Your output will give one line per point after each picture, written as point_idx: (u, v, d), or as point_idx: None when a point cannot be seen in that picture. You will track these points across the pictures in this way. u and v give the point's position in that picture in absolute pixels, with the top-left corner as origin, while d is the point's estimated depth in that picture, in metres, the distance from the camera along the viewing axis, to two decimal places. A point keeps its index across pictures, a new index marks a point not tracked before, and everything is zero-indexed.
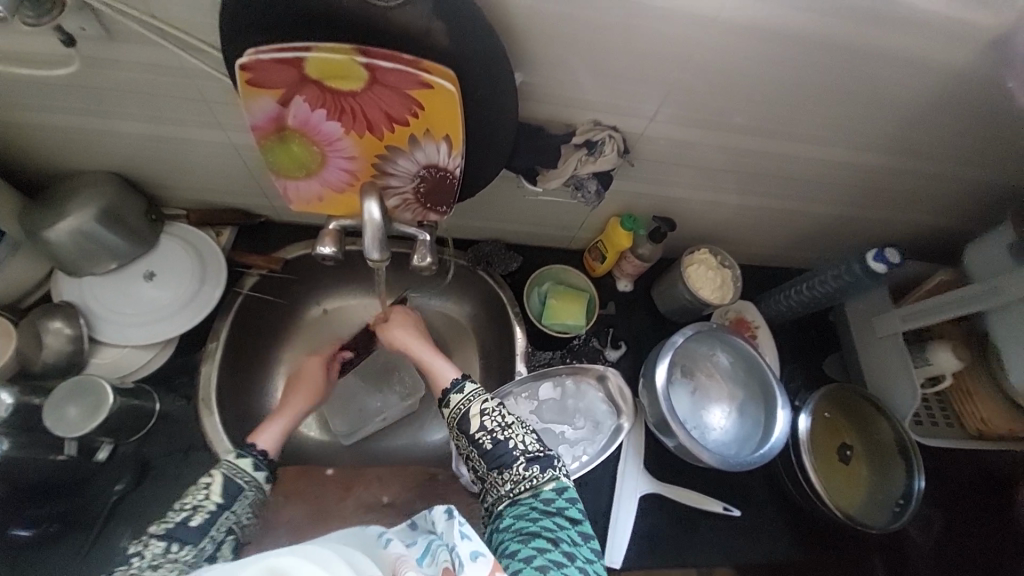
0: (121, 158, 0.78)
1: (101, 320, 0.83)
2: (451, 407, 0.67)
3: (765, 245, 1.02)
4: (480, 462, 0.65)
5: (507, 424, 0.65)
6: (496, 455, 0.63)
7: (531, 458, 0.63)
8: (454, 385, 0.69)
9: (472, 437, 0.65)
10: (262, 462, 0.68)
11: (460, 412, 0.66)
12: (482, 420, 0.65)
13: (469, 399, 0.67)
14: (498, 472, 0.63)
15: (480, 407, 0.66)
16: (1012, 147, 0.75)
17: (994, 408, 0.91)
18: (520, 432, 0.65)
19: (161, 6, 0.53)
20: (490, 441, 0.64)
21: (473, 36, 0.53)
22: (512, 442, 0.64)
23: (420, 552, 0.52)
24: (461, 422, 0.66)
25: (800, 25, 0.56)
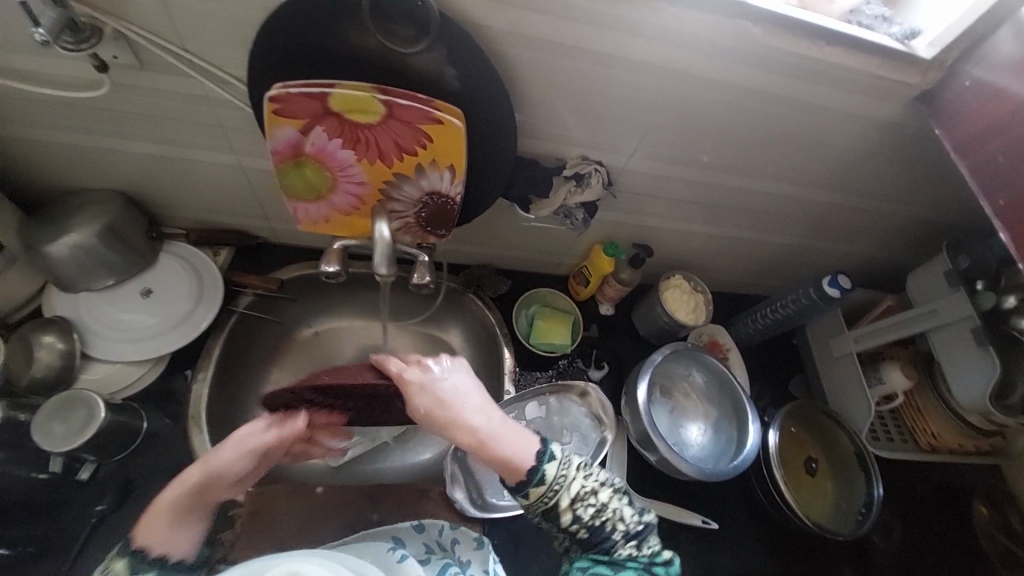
0: (126, 179, 0.81)
1: (94, 335, 0.83)
2: (535, 500, 0.58)
3: (733, 272, 1.11)
4: (574, 545, 0.60)
5: (602, 504, 0.59)
6: (594, 540, 0.59)
7: (628, 536, 0.59)
8: (534, 477, 0.58)
9: (563, 526, 0.58)
10: (142, 564, 0.51)
11: (549, 504, 0.58)
12: (576, 512, 0.58)
13: (560, 486, 0.58)
14: (593, 552, 0.59)
15: (572, 496, 0.58)
16: (940, 189, 0.87)
17: (941, 422, 1.00)
18: (617, 508, 0.59)
19: (194, 42, 0.59)
20: (586, 529, 0.58)
21: (480, 79, 0.60)
22: (611, 525, 0.59)
23: (437, 569, 0.68)
24: (552, 513, 0.58)
25: (757, 81, 0.66)
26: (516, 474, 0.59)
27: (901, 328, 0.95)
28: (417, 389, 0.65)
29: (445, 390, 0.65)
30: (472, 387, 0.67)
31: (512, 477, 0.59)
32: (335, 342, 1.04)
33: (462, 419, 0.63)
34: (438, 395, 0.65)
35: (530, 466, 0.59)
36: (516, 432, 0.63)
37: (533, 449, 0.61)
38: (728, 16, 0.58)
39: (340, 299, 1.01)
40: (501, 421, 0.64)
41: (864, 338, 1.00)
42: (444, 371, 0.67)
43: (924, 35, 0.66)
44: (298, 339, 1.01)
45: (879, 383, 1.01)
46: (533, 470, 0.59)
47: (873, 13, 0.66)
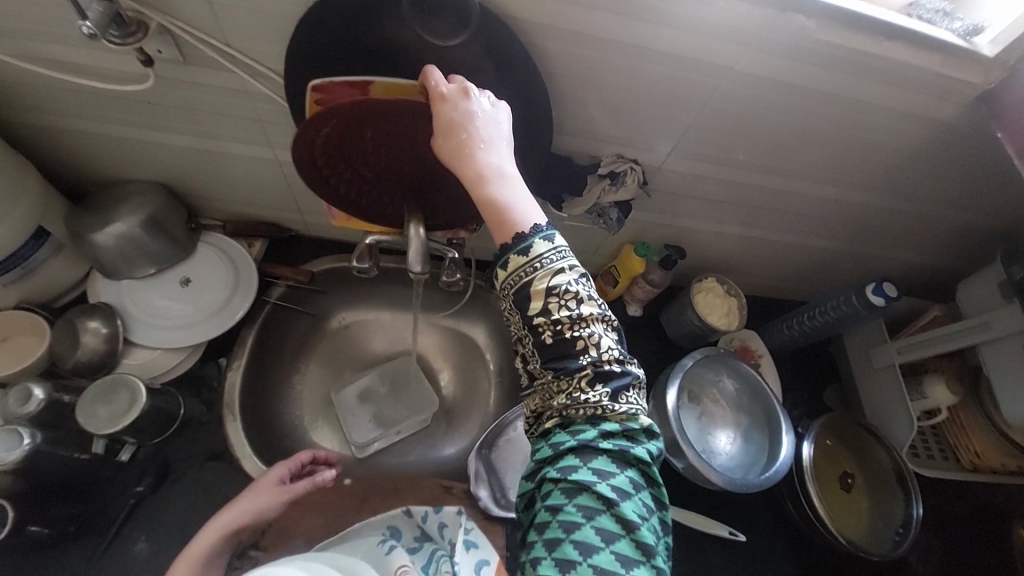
0: (168, 170, 0.83)
1: (137, 322, 0.86)
2: (510, 271, 0.48)
3: (768, 276, 1.07)
4: (535, 355, 0.49)
5: (582, 317, 0.47)
6: (558, 356, 0.48)
7: (599, 372, 0.47)
8: (519, 243, 0.47)
9: (533, 323, 0.48)
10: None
11: (520, 281, 0.47)
12: (550, 303, 0.47)
13: (542, 267, 0.47)
14: (554, 374, 0.48)
15: (549, 284, 0.47)
16: (996, 195, 0.82)
17: (988, 442, 0.94)
18: (598, 332, 0.48)
19: (236, 35, 0.59)
20: (553, 335, 0.47)
21: (517, 74, 0.60)
22: (583, 346, 0.47)
23: (424, 556, 0.72)
24: (523, 296, 0.48)
25: (805, 78, 0.63)
26: (504, 233, 0.48)
27: (945, 341, 0.90)
28: (445, 101, 0.50)
29: (480, 122, 0.50)
30: (507, 136, 0.51)
31: (499, 236, 0.48)
32: (364, 335, 1.05)
33: (473, 142, 0.49)
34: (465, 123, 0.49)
35: (524, 228, 0.48)
36: (524, 196, 0.49)
37: (533, 220, 0.48)
38: (777, 8, 0.56)
39: (369, 293, 1.02)
40: (516, 180, 0.49)
41: (906, 349, 0.96)
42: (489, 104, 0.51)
43: (988, 31, 0.62)
44: (330, 331, 1.02)
45: (922, 398, 0.96)
46: (524, 237, 0.47)
47: (933, 6, 0.61)
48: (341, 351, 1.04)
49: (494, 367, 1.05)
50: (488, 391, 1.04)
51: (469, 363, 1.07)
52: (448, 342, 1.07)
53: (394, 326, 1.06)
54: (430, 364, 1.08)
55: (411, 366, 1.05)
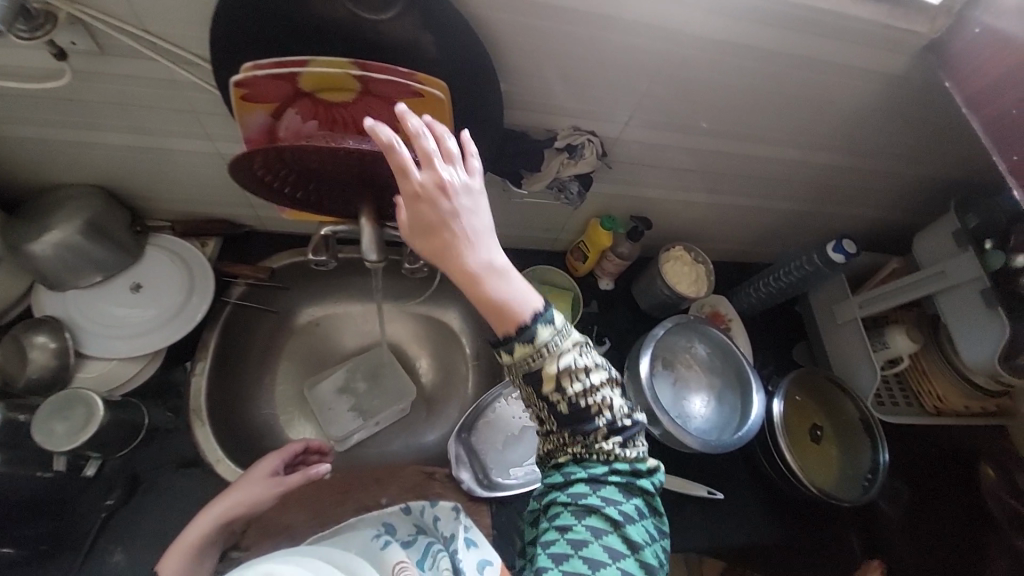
0: (104, 171, 0.78)
1: (88, 334, 0.82)
2: (519, 357, 0.49)
3: (734, 241, 1.08)
4: (550, 420, 0.52)
5: (593, 386, 0.50)
6: (575, 421, 0.51)
7: (614, 430, 0.51)
8: (525, 334, 0.49)
9: (546, 399, 0.50)
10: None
11: (531, 367, 0.49)
12: (562, 384, 0.49)
13: (550, 349, 0.49)
14: (570, 434, 0.52)
15: (559, 365, 0.49)
16: (947, 146, 0.83)
17: (949, 385, 0.98)
18: (608, 395, 0.51)
19: (154, 22, 0.55)
20: (568, 405, 0.50)
21: (459, 46, 0.57)
22: (597, 410, 0.51)
23: (419, 551, 0.68)
24: (534, 378, 0.50)
25: (756, 36, 0.62)
26: (507, 327, 0.49)
27: (909, 290, 0.92)
28: (422, 193, 0.47)
29: (464, 218, 0.48)
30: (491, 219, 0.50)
31: (502, 328, 0.50)
32: (333, 329, 1.03)
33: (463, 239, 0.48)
34: (457, 217, 0.48)
35: (525, 320, 0.49)
36: (520, 286, 0.50)
37: (533, 308, 0.50)
38: None
39: (336, 285, 0.99)
40: (508, 269, 0.50)
41: (869, 303, 0.98)
42: (468, 192, 0.49)
43: None
44: (298, 327, 1.00)
45: (884, 347, 1.00)
46: (527, 329, 0.49)
47: None
48: (311, 347, 1.01)
49: (471, 351, 1.04)
50: (465, 376, 1.03)
51: (444, 348, 1.06)
52: (421, 329, 1.06)
53: (365, 317, 1.04)
54: (405, 352, 1.06)
55: (385, 357, 1.03)
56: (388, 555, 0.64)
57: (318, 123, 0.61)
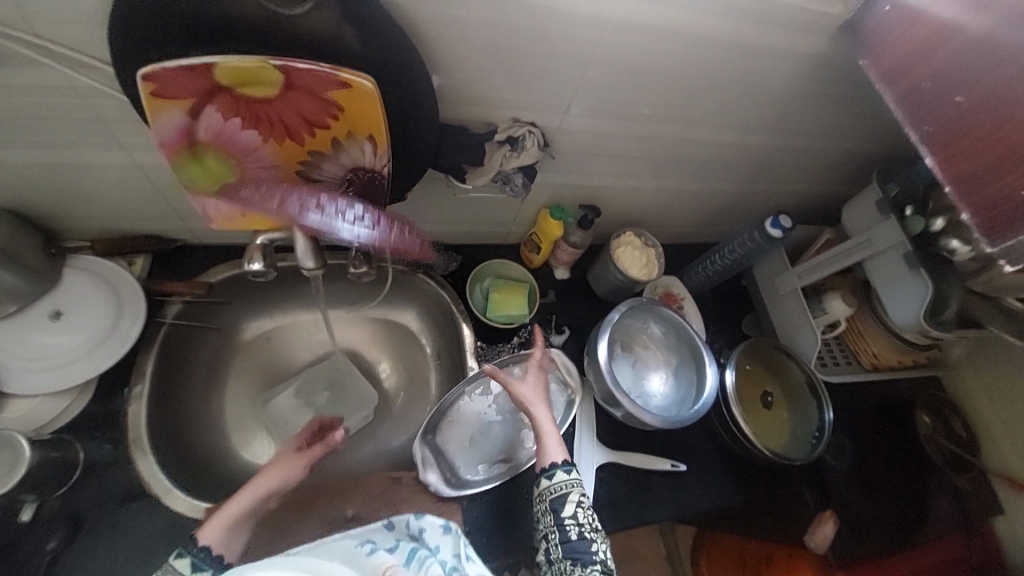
0: (6, 192, 0.71)
1: (6, 371, 0.75)
2: (552, 483, 0.71)
3: (681, 223, 1.11)
4: (557, 547, 0.68)
5: (596, 532, 0.69)
6: (576, 551, 0.67)
7: (605, 572, 0.66)
8: (558, 467, 0.72)
9: (562, 522, 0.68)
10: (205, 561, 0.60)
11: (558, 493, 0.70)
12: (577, 510, 0.69)
13: (572, 487, 0.71)
14: (570, 561, 0.66)
15: (576, 498, 0.70)
16: (867, 121, 0.88)
17: (883, 343, 1.05)
18: (601, 543, 0.68)
19: (44, 24, 0.51)
20: (575, 535, 0.68)
21: (386, 41, 0.55)
22: (594, 547, 0.68)
23: (405, 557, 0.58)
24: (556, 503, 0.70)
25: (684, 21, 0.63)
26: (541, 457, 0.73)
27: (844, 256, 0.97)
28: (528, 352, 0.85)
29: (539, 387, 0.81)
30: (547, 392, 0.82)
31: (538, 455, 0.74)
32: (284, 341, 0.99)
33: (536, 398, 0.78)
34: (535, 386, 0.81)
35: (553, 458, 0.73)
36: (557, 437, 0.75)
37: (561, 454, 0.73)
38: None
39: (283, 295, 0.95)
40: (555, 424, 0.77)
41: (807, 273, 1.03)
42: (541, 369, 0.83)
43: None
44: (247, 342, 0.96)
45: (823, 312, 1.06)
46: (554, 465, 0.72)
47: None
48: (262, 362, 0.98)
49: (431, 351, 1.02)
50: (427, 377, 1.02)
51: (403, 351, 1.04)
52: (378, 334, 1.04)
53: (317, 326, 1.01)
54: (362, 357, 1.04)
55: (342, 365, 1.00)
56: (377, 568, 0.54)
57: (242, 120, 0.60)
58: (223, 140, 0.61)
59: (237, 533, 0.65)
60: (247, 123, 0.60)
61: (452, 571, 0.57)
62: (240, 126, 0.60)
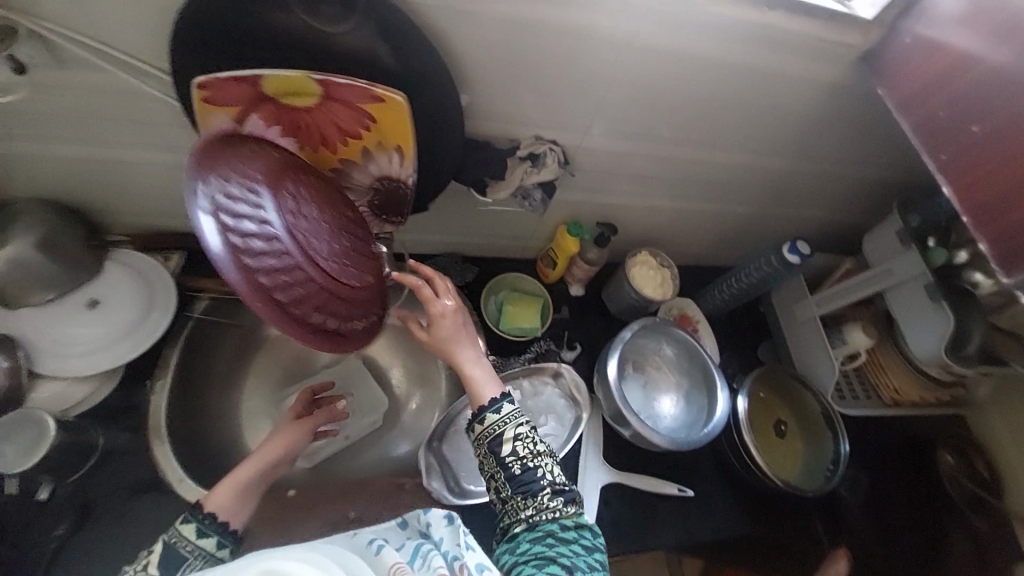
0: (58, 185, 0.76)
1: (41, 353, 0.79)
2: (486, 425, 0.65)
3: (698, 245, 1.11)
4: (505, 486, 0.64)
5: (538, 452, 0.65)
6: (522, 482, 0.63)
7: (556, 493, 0.64)
8: (492, 406, 0.66)
9: (503, 461, 0.64)
10: (209, 527, 0.67)
11: (494, 434, 0.65)
12: (516, 445, 0.64)
13: (509, 421, 0.65)
14: (522, 497, 0.63)
15: (515, 433, 0.65)
16: (888, 150, 0.88)
17: (904, 377, 1.02)
18: (549, 462, 0.65)
19: (109, 33, 0.55)
20: (520, 467, 0.64)
21: (418, 58, 0.59)
22: (541, 470, 0.64)
23: (411, 555, 0.54)
24: (494, 443, 0.65)
25: (704, 48, 0.65)
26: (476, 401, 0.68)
27: (863, 287, 0.96)
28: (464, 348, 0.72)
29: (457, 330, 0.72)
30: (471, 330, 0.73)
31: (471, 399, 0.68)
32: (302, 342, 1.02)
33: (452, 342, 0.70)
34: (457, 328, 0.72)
35: (491, 398, 0.67)
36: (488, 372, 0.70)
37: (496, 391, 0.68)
38: None
39: None
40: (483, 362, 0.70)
41: (825, 301, 1.02)
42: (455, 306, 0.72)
43: None
44: (270, 339, 0.98)
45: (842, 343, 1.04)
46: (491, 403, 0.67)
47: None
48: (279, 360, 0.99)
49: (442, 361, 1.01)
50: (438, 386, 1.03)
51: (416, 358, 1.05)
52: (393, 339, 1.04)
53: None
54: (375, 362, 1.03)
55: (353, 368, 1.01)
56: (381, 561, 0.52)
57: (282, 127, 0.63)
58: None
59: (239, 501, 0.72)
60: (286, 130, 0.64)
61: (452, 560, 0.54)
62: (279, 133, 0.64)
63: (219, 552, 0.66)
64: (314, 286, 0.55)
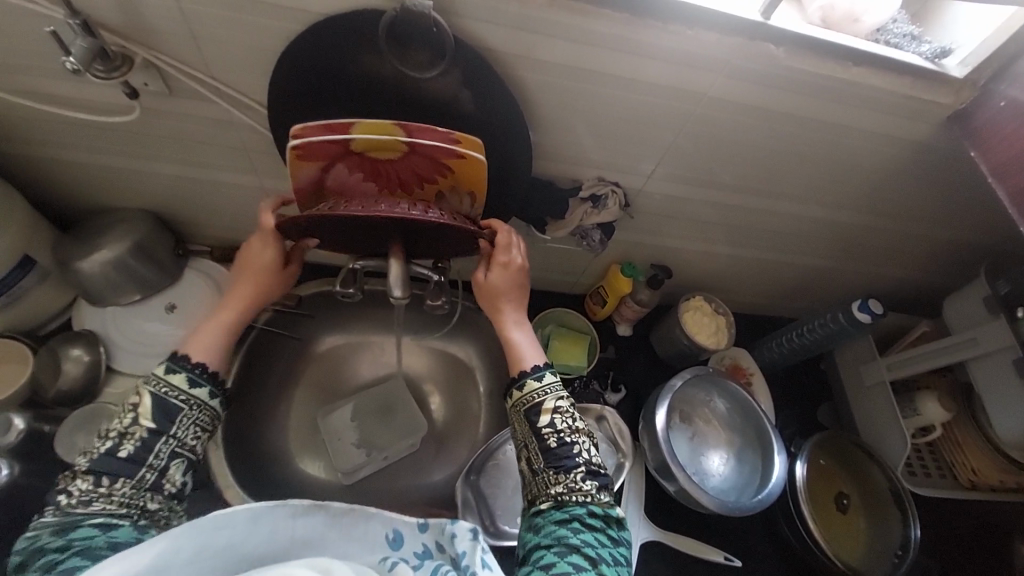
0: (153, 197, 0.83)
1: (120, 350, 0.86)
2: (526, 391, 0.62)
3: (755, 294, 1.07)
4: (538, 458, 0.60)
5: (576, 428, 0.60)
6: (558, 455, 0.59)
7: (590, 473, 0.58)
8: (534, 372, 0.63)
9: (539, 433, 0.60)
10: (200, 376, 0.59)
11: (533, 401, 0.61)
12: (554, 418, 0.60)
13: (548, 391, 0.62)
14: (553, 472, 0.58)
15: (555, 404, 0.61)
16: (974, 212, 0.82)
17: (986, 458, 0.93)
18: (586, 441, 0.60)
19: (220, 70, 0.61)
20: (556, 440, 0.59)
21: (495, 103, 0.61)
22: (578, 446, 0.59)
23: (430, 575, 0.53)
24: (532, 412, 0.61)
25: (782, 103, 0.64)
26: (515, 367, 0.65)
27: (941, 355, 0.89)
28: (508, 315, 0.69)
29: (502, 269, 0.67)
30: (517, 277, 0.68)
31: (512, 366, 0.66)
32: (353, 360, 1.03)
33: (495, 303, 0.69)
34: (515, 285, 0.68)
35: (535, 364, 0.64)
36: (531, 342, 0.67)
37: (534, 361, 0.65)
38: (747, 37, 0.57)
39: (357, 316, 1.01)
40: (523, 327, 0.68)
41: (897, 366, 0.95)
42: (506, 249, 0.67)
43: (956, 53, 0.62)
44: (321, 354, 1.01)
45: (914, 414, 0.96)
46: (534, 370, 0.64)
47: (901, 31, 0.63)
48: (328, 374, 1.02)
49: (484, 390, 1.02)
50: (478, 415, 1.02)
51: (457, 387, 1.04)
52: (435, 363, 1.05)
53: (383, 349, 1.04)
54: (420, 387, 1.05)
55: (399, 389, 1.02)
56: None
57: (364, 175, 0.66)
58: (343, 189, 0.67)
59: (228, 347, 0.63)
60: (368, 178, 0.67)
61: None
62: (360, 179, 0.66)
63: (211, 403, 0.60)
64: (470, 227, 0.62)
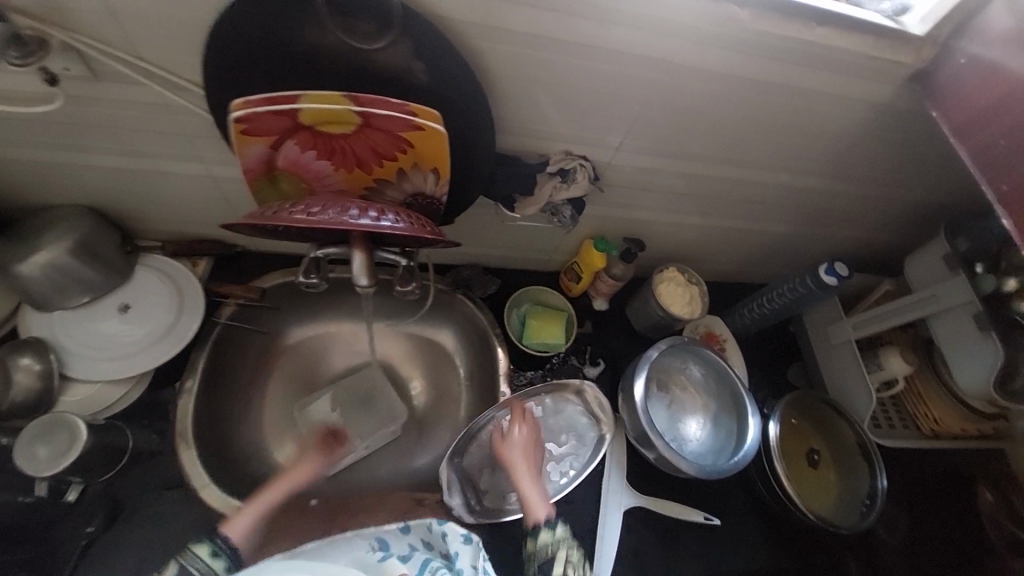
0: (94, 192, 0.78)
1: (73, 356, 0.81)
2: (540, 545, 0.71)
3: (727, 262, 1.08)
4: None
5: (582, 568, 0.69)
6: None
7: None
8: (546, 523, 0.72)
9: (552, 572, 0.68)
10: (222, 549, 0.67)
11: (547, 553, 0.70)
12: (565, 565, 0.69)
13: (559, 544, 0.71)
14: None
15: (565, 557, 0.70)
16: (934, 172, 0.84)
17: (945, 407, 0.97)
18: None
19: (150, 50, 0.56)
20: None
21: (451, 77, 0.58)
22: None
23: (419, 567, 0.59)
24: (544, 565, 0.69)
25: (749, 67, 0.63)
26: (531, 518, 0.73)
27: (902, 312, 0.92)
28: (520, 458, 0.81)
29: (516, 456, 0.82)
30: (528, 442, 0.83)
31: (529, 515, 0.74)
32: (326, 352, 1.00)
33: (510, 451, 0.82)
34: (527, 443, 0.83)
35: (544, 517, 0.73)
36: (541, 497, 0.76)
37: (543, 514, 0.73)
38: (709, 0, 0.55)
39: (327, 306, 0.98)
40: (536, 485, 0.78)
41: (862, 325, 0.98)
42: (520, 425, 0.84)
43: (917, 10, 0.62)
44: (291, 347, 0.98)
45: (878, 368, 0.99)
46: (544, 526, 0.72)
47: None
48: (302, 367, 0.99)
49: (463, 374, 1.01)
50: (459, 397, 1.01)
51: (435, 371, 1.03)
52: (411, 349, 1.03)
53: (356, 338, 1.01)
54: (398, 375, 1.03)
55: (377, 377, 1.00)
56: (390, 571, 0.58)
57: (318, 152, 0.63)
58: (297, 168, 0.65)
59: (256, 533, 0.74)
60: (322, 155, 0.64)
61: None
62: (315, 157, 0.64)
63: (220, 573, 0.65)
64: (427, 230, 0.62)
